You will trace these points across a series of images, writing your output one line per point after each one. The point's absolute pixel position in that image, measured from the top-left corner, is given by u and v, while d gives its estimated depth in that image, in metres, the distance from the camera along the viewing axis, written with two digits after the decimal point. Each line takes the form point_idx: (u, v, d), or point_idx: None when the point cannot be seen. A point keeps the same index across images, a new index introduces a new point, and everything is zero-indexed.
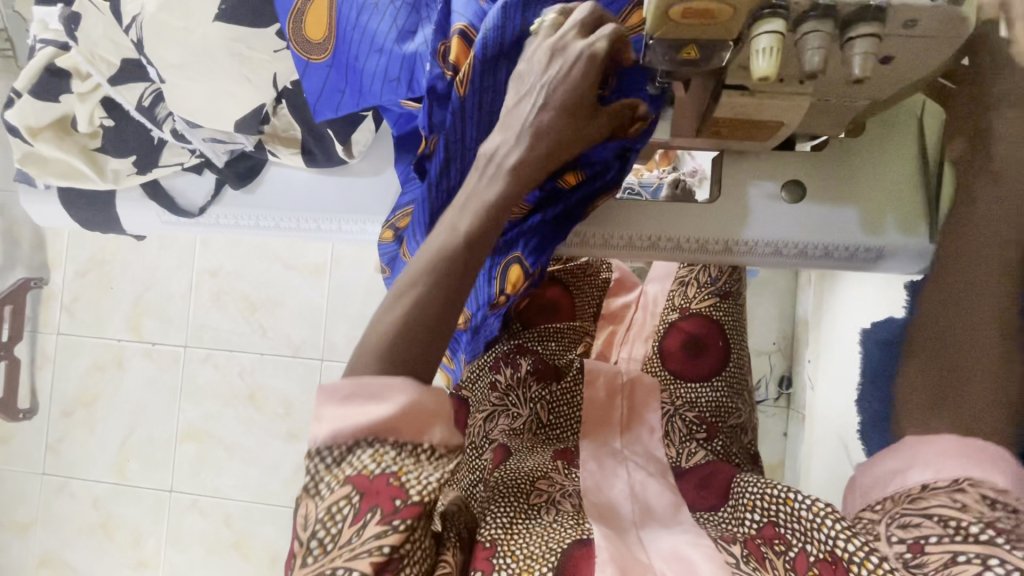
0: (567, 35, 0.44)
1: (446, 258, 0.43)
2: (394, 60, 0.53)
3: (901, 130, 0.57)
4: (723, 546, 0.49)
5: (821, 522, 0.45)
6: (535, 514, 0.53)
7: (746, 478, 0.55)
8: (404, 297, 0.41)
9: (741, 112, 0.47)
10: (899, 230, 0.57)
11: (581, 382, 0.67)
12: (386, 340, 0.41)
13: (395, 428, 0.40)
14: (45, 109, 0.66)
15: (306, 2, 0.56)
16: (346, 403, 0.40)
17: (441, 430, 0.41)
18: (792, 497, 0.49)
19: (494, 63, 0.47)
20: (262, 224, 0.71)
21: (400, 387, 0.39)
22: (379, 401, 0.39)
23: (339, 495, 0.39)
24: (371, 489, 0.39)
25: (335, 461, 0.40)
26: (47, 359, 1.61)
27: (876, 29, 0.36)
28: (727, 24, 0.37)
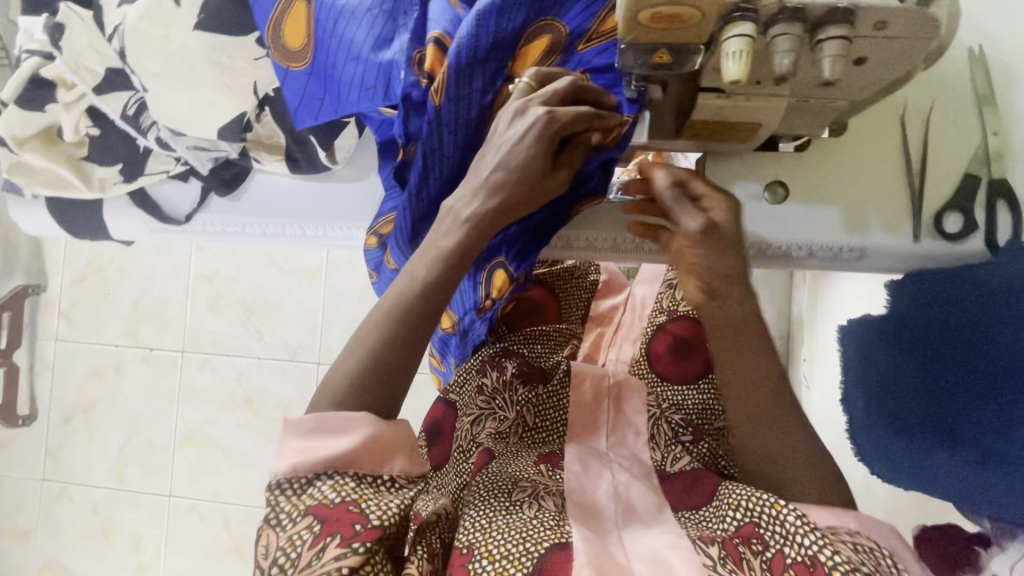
0: (536, 99, 0.48)
1: (399, 307, 0.49)
2: (372, 68, 0.53)
3: (882, 128, 0.57)
4: (701, 548, 0.50)
5: (805, 531, 0.47)
6: (516, 508, 0.54)
7: (732, 483, 0.55)
8: (348, 362, 0.48)
9: (718, 114, 0.48)
10: (883, 229, 0.57)
11: (568, 385, 0.67)
12: (346, 383, 0.48)
13: (355, 461, 0.46)
14: (30, 118, 0.66)
15: (284, 10, 0.56)
16: (309, 437, 0.47)
17: (399, 461, 0.49)
18: (779, 503, 0.50)
19: (468, 71, 0.48)
20: (245, 231, 0.70)
21: (362, 422, 0.47)
22: (340, 436, 0.46)
23: (302, 524, 0.44)
24: (332, 516, 0.44)
25: (294, 493, 0.46)
26: (46, 365, 1.62)
27: (845, 31, 0.36)
28: (697, 28, 0.37)
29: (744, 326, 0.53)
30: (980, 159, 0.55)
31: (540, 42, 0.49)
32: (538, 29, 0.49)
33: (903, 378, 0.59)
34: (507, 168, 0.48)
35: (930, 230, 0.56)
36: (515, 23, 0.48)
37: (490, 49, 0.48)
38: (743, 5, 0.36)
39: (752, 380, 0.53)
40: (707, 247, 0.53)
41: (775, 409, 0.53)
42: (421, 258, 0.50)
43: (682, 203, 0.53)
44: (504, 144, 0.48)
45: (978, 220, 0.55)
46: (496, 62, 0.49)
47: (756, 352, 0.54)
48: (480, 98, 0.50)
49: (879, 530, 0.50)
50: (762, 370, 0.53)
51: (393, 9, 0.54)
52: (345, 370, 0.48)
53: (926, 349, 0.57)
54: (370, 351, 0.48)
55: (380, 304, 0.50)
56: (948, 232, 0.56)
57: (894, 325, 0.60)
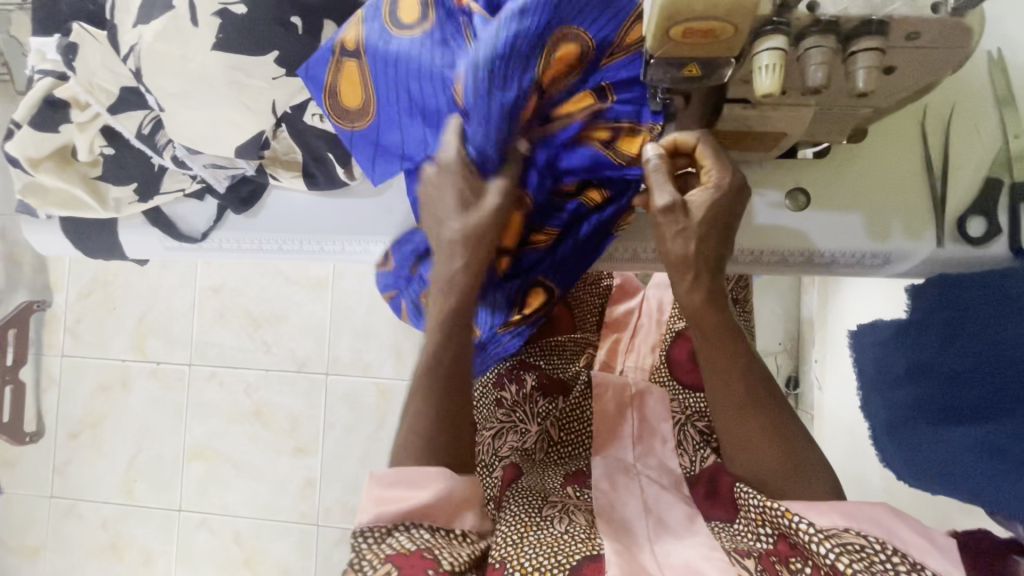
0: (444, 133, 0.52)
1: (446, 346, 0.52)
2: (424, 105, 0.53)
3: (903, 130, 0.57)
4: (737, 561, 0.50)
5: (819, 541, 0.46)
6: (547, 524, 0.54)
7: (745, 488, 0.53)
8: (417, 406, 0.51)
9: (744, 124, 0.48)
10: (904, 233, 0.57)
11: (589, 397, 0.68)
12: (411, 430, 0.50)
13: (430, 514, 0.49)
14: (45, 140, 0.66)
15: (336, 74, 0.55)
16: (390, 487, 0.49)
17: (467, 515, 0.51)
18: (789, 511, 0.49)
19: (488, 72, 0.47)
20: (264, 247, 0.71)
21: (435, 477, 0.49)
22: (417, 489, 0.48)
23: (381, 570, 0.46)
24: (408, 563, 0.46)
25: (374, 541, 0.48)
26: (52, 381, 1.60)
27: (878, 42, 0.36)
28: (729, 42, 0.37)
29: (706, 316, 0.49)
30: (1002, 162, 0.55)
31: (566, 51, 0.49)
32: (562, 36, 0.48)
33: (927, 376, 0.58)
34: None
35: (953, 235, 0.56)
36: (539, 24, 0.46)
37: (512, 46, 0.46)
38: (774, 19, 0.36)
39: (722, 379, 0.50)
40: (665, 224, 0.48)
41: (753, 410, 0.50)
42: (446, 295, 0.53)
43: (662, 173, 0.48)
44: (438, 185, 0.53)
45: (1001, 224, 0.55)
46: (520, 63, 0.47)
47: (730, 358, 0.50)
48: (507, 94, 0.47)
49: (872, 514, 0.48)
50: (732, 367, 0.50)
51: (443, 36, 0.52)
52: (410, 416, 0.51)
53: (954, 336, 0.56)
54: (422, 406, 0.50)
55: (427, 356, 0.53)
56: (971, 236, 0.56)
57: (915, 328, 0.59)
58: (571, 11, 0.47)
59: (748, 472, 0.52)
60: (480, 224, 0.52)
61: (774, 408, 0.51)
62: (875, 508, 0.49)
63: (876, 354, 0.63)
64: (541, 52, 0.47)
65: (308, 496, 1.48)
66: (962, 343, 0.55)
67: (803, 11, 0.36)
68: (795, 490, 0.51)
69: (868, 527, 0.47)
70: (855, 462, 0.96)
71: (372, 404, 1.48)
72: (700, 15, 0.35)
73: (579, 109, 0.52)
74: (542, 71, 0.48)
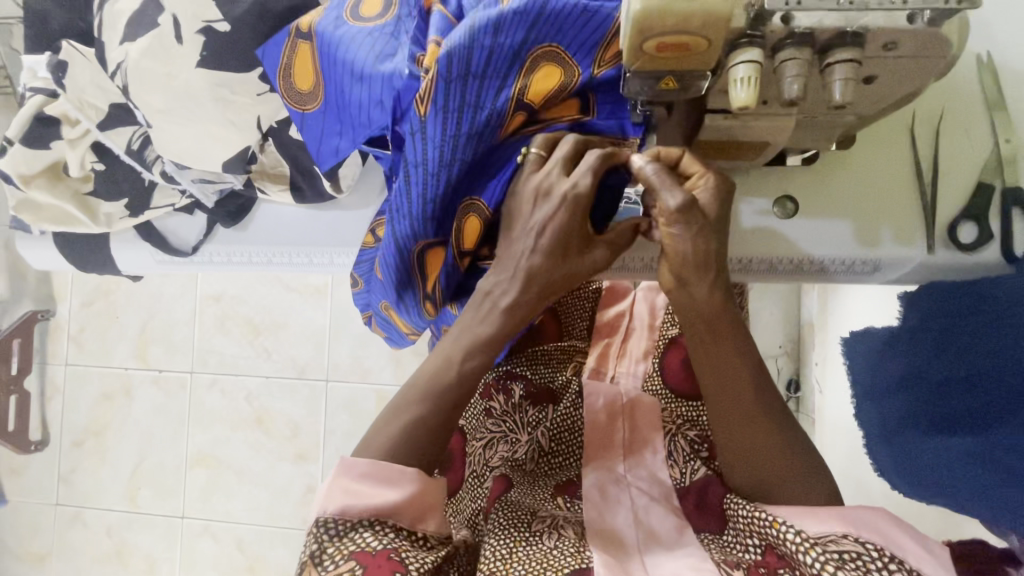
0: (553, 171, 0.48)
1: (440, 380, 0.50)
2: (414, 168, 0.49)
3: (892, 137, 0.56)
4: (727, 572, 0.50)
5: (806, 548, 0.46)
6: (537, 539, 0.54)
7: (735, 499, 0.54)
8: (394, 422, 0.50)
9: (725, 134, 0.47)
10: (895, 240, 0.56)
11: (580, 406, 0.67)
12: (388, 446, 0.49)
13: (397, 512, 0.47)
14: (36, 156, 0.66)
15: (292, 57, 0.55)
16: (361, 480, 0.48)
17: (435, 521, 0.50)
18: (777, 520, 0.49)
19: (463, 85, 0.46)
20: (254, 259, 0.72)
21: (412, 478, 0.48)
22: (389, 486, 0.48)
23: (344, 568, 0.44)
24: (373, 562, 0.44)
25: (336, 538, 0.46)
26: (56, 390, 1.62)
27: (855, 54, 0.36)
28: (704, 56, 0.37)
29: (716, 316, 0.49)
30: (993, 167, 0.54)
31: (549, 72, 0.47)
32: (540, 57, 0.46)
33: (918, 385, 0.58)
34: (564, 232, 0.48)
35: (944, 241, 0.55)
36: (513, 44, 0.45)
37: (486, 63, 0.46)
38: (748, 32, 0.36)
39: (734, 381, 0.50)
40: (683, 228, 0.46)
41: (758, 419, 0.50)
42: (512, 273, 0.50)
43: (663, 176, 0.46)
44: (534, 229, 0.49)
45: (993, 230, 0.54)
46: (495, 81, 0.46)
47: (744, 360, 0.50)
48: (480, 116, 0.47)
49: (866, 522, 0.47)
50: (739, 369, 0.50)
51: (395, 30, 0.52)
52: (388, 432, 0.49)
53: (950, 336, 0.55)
54: (412, 429, 0.49)
55: (437, 395, 0.50)
56: (963, 242, 0.55)
57: (907, 334, 0.59)
58: (550, 26, 0.45)
59: (747, 483, 0.53)
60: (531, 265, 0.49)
61: (770, 420, 0.51)
62: (875, 514, 0.48)
63: (869, 362, 0.64)
64: (519, 68, 0.46)
65: (309, 503, 1.49)
66: (959, 356, 0.54)
67: (778, 25, 0.35)
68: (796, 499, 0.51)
69: (867, 533, 0.47)
70: (856, 468, 0.95)
71: (370, 410, 1.48)
72: (671, 31, 0.35)
73: (564, 116, 0.50)
74: (521, 89, 0.47)
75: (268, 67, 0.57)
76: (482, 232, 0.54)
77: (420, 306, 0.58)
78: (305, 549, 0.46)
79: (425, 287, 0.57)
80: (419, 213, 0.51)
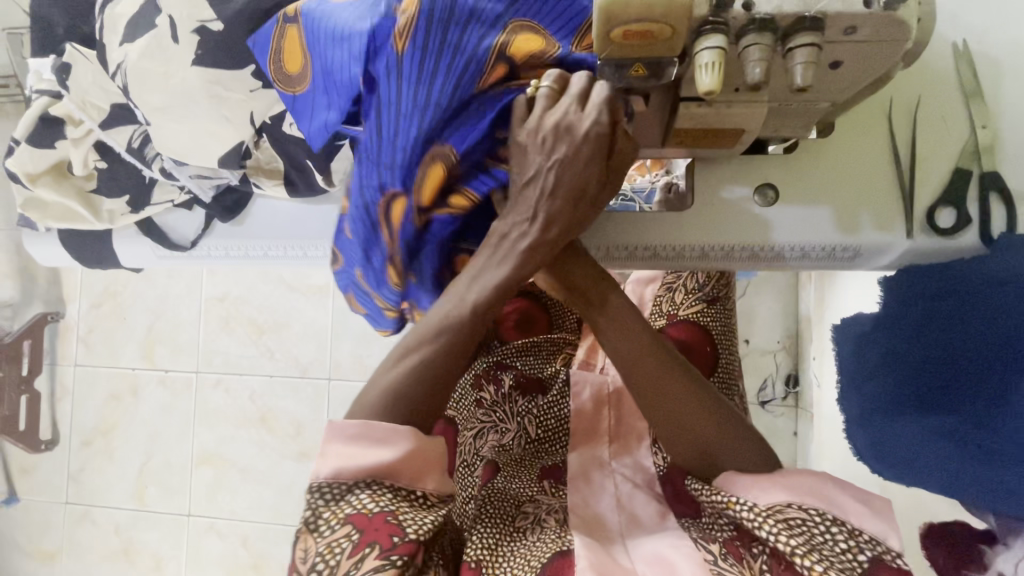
0: (572, 107, 0.48)
1: (451, 325, 0.52)
2: (387, 109, 0.50)
3: (870, 122, 0.57)
4: (703, 546, 0.52)
5: (760, 522, 0.48)
6: (520, 536, 0.56)
7: (696, 486, 0.55)
8: (404, 361, 0.51)
9: (701, 122, 0.48)
10: (874, 226, 0.57)
11: (567, 395, 0.69)
12: (383, 397, 0.51)
13: (394, 472, 0.49)
14: (42, 155, 0.69)
15: (281, 41, 0.56)
16: (353, 442, 0.49)
17: (433, 481, 0.51)
18: (732, 501, 0.51)
19: (443, 27, 0.47)
20: (251, 253, 0.74)
21: (405, 435, 0.49)
22: (382, 446, 0.49)
23: (340, 532, 0.46)
24: (370, 526, 0.46)
25: (333, 501, 0.48)
26: (66, 391, 1.65)
27: (814, 39, 0.37)
28: (670, 42, 0.38)
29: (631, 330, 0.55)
30: (970, 154, 0.55)
31: (536, 37, 0.48)
32: (526, 18, 0.47)
33: (900, 363, 0.58)
34: (583, 173, 0.50)
35: (922, 227, 0.56)
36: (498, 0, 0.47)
37: (469, 13, 0.47)
38: (711, 18, 0.37)
39: (656, 369, 0.54)
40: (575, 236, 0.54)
41: (686, 391, 0.54)
42: (528, 215, 0.52)
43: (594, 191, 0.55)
44: (550, 170, 0.50)
45: (970, 215, 0.55)
46: (478, 29, 0.47)
47: (655, 356, 0.54)
48: (458, 60, 0.47)
49: (806, 484, 0.50)
50: (658, 365, 0.54)
51: None
52: (390, 375, 0.51)
53: (939, 323, 0.55)
54: (415, 375, 0.51)
55: (446, 341, 0.52)
56: (941, 227, 0.56)
57: (889, 322, 0.60)
58: None
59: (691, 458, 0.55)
60: (562, 207, 0.51)
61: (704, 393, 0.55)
62: (824, 480, 0.50)
63: (854, 349, 0.64)
64: (504, 23, 0.47)
65: None
66: (941, 338, 0.55)
67: (740, 12, 0.37)
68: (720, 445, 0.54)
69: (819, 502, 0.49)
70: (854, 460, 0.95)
71: None
72: (637, 18, 0.36)
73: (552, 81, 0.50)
74: (505, 41, 0.47)
75: (257, 51, 0.58)
76: (440, 186, 0.53)
77: (384, 263, 0.60)
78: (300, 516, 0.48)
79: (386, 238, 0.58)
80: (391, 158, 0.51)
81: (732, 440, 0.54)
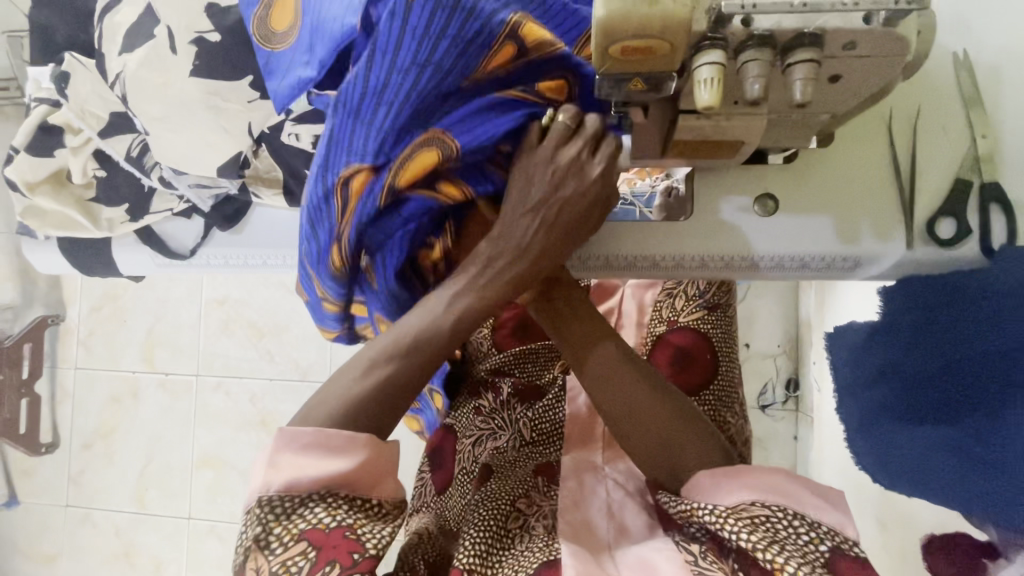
0: (582, 151, 0.50)
1: (418, 342, 0.52)
2: (380, 60, 0.46)
3: (870, 132, 0.57)
4: (683, 546, 0.51)
5: (723, 525, 0.48)
6: (509, 542, 0.55)
7: (666, 498, 0.54)
8: (367, 377, 0.51)
9: (700, 134, 0.48)
10: (873, 237, 0.57)
11: (563, 399, 0.70)
12: (340, 410, 0.50)
13: (349, 482, 0.49)
14: (41, 164, 0.69)
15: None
16: (307, 453, 0.49)
17: (388, 487, 0.51)
18: (695, 507, 0.50)
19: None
20: (250, 262, 0.74)
21: (362, 445, 0.49)
22: (338, 457, 0.49)
23: (296, 550, 0.46)
24: (327, 542, 0.46)
25: (286, 515, 0.47)
26: (66, 394, 1.65)
27: (814, 55, 0.37)
28: (667, 58, 0.38)
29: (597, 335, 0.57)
30: (971, 164, 0.55)
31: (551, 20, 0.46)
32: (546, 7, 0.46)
33: (896, 375, 0.58)
34: (581, 212, 0.51)
35: (922, 237, 0.56)
36: None
37: None
38: (710, 34, 0.37)
39: (623, 376, 0.55)
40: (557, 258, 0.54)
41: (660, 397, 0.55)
42: (514, 244, 0.52)
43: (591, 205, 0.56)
44: (543, 203, 0.51)
45: (972, 225, 0.55)
46: (494, 2, 0.44)
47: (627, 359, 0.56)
48: (467, 28, 0.44)
49: (772, 484, 0.50)
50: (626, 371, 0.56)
51: None
52: (348, 388, 0.51)
53: (938, 337, 0.55)
54: (381, 388, 0.51)
55: (417, 352, 0.52)
56: (941, 237, 0.56)
57: (888, 327, 0.59)
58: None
59: (662, 464, 0.55)
60: (554, 233, 0.52)
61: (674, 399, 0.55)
62: (788, 482, 0.50)
63: (850, 356, 0.64)
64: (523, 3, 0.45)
65: None
66: (941, 351, 0.55)
67: (739, 27, 0.37)
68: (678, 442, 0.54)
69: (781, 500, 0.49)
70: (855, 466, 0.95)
71: None
72: (634, 33, 0.36)
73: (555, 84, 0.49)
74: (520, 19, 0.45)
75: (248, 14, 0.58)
76: (426, 170, 0.51)
77: (332, 245, 0.56)
78: (249, 531, 0.47)
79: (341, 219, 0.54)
80: (374, 127, 0.48)
81: (687, 437, 0.55)
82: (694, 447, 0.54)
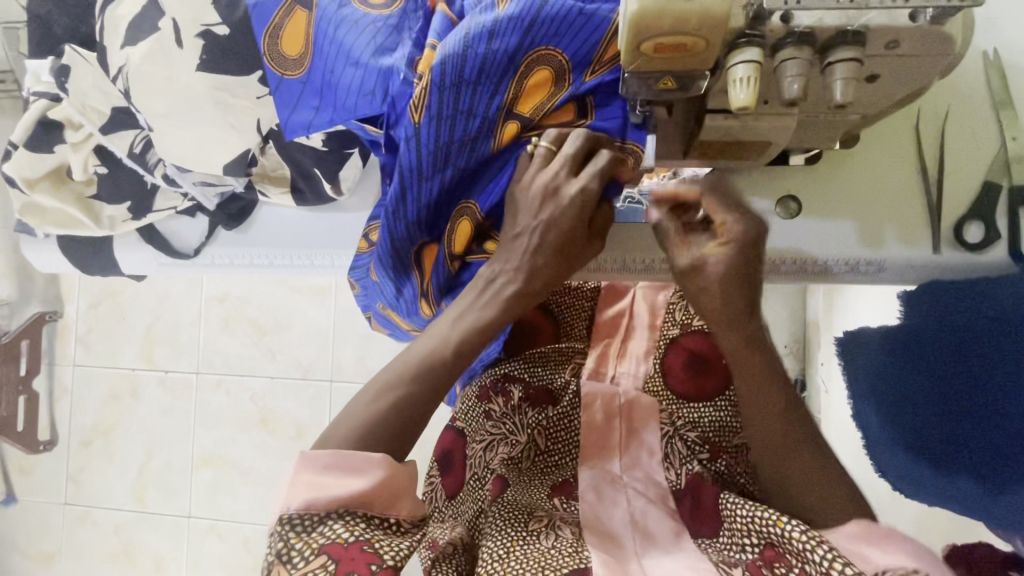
0: (560, 171, 0.49)
1: (432, 363, 0.51)
2: (409, 173, 0.51)
3: (895, 132, 0.55)
4: (725, 571, 0.51)
5: (812, 545, 0.47)
6: (534, 539, 0.55)
7: (733, 499, 0.56)
8: (382, 398, 0.50)
9: (728, 135, 0.46)
10: (899, 240, 0.55)
11: (578, 406, 0.67)
12: (357, 432, 0.49)
13: (367, 500, 0.47)
14: (40, 160, 0.68)
15: (284, 17, 0.55)
16: (325, 473, 0.47)
17: (406, 504, 0.49)
18: (781, 519, 0.50)
19: (456, 89, 0.48)
20: (255, 261, 0.72)
21: (378, 464, 0.47)
22: (357, 475, 0.47)
23: (315, 564, 0.44)
24: (346, 555, 0.44)
25: (306, 530, 0.46)
26: (65, 391, 1.63)
27: (856, 53, 0.35)
28: (701, 55, 0.36)
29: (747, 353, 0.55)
30: (1000, 166, 0.53)
31: (542, 75, 0.48)
32: (538, 57, 0.48)
33: (920, 378, 0.57)
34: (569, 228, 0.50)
35: (951, 242, 0.55)
36: (508, 49, 0.47)
37: (479, 69, 0.47)
38: (747, 32, 0.36)
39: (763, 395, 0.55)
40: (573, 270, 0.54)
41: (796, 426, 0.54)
42: (512, 263, 0.52)
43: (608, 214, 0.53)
44: (533, 229, 0.50)
45: (1000, 230, 0.54)
46: (489, 87, 0.48)
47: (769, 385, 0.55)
48: (472, 123, 0.49)
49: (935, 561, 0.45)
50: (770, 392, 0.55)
51: (398, 23, 0.54)
52: (365, 406, 0.50)
53: (965, 345, 0.53)
54: (393, 409, 0.49)
55: (428, 364, 0.51)
56: (969, 242, 0.54)
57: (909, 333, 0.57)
58: (546, 29, 0.47)
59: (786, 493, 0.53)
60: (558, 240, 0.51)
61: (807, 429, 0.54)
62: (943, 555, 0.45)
63: (874, 363, 0.62)
64: (514, 73, 0.48)
65: None
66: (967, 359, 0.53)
67: (777, 24, 0.35)
68: (806, 478, 0.52)
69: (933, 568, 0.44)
70: None
71: None
72: (669, 31, 0.34)
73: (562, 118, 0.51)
74: (512, 98, 0.49)
75: (256, 21, 0.56)
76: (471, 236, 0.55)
77: (417, 301, 0.59)
78: (271, 549, 0.45)
79: (421, 282, 0.58)
80: (414, 213, 0.53)
81: (828, 479, 0.52)
82: (828, 480, 0.52)
